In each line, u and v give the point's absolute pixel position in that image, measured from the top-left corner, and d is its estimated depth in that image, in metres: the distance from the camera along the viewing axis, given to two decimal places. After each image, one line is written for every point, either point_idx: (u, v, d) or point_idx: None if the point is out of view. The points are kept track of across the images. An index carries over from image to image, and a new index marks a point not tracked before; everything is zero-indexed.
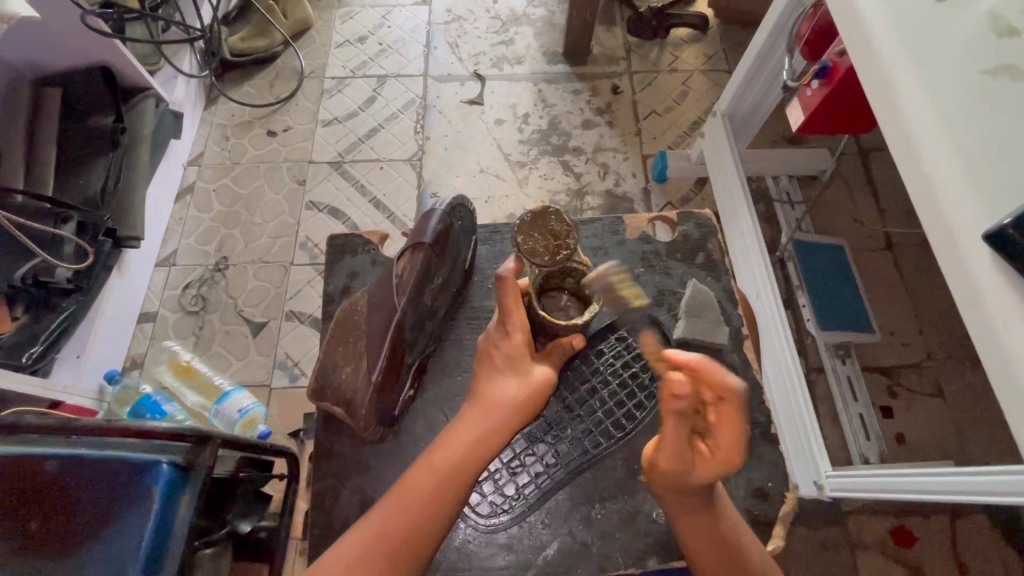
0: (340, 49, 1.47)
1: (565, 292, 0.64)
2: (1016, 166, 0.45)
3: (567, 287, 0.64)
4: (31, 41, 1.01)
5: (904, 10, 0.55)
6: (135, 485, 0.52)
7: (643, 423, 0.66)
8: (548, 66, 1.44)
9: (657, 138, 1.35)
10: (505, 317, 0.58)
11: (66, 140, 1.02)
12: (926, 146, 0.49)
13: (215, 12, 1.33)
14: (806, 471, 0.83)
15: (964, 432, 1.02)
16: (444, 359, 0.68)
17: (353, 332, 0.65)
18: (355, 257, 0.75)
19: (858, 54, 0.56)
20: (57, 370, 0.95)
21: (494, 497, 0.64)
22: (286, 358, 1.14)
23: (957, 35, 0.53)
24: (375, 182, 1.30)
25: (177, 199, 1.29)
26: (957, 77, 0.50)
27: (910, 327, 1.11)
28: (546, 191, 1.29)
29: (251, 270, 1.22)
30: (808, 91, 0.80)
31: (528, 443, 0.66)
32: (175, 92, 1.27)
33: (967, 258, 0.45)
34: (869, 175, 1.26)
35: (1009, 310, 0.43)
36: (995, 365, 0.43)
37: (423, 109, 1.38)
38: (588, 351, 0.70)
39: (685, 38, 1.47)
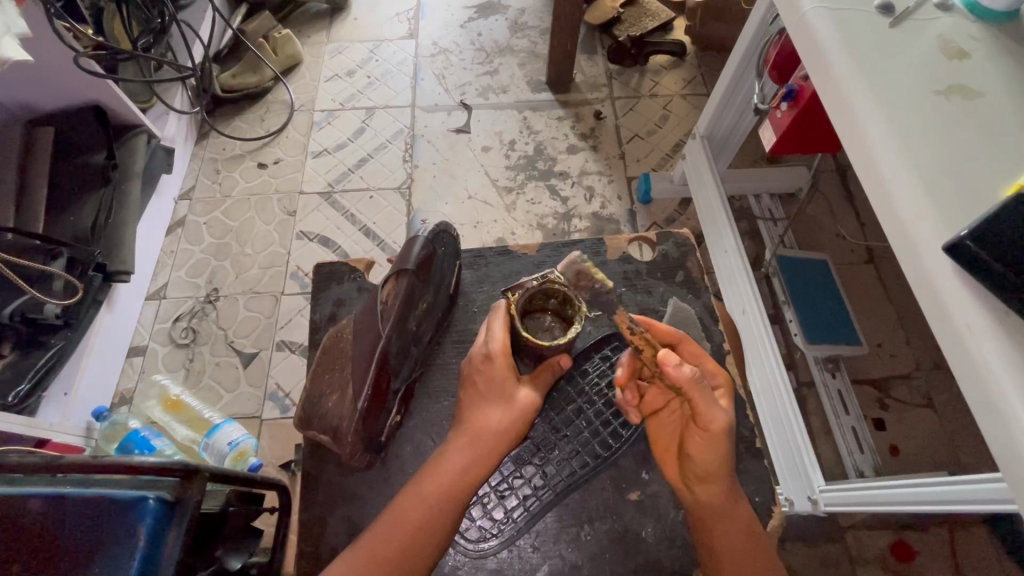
0: (330, 83, 1.51)
1: (548, 313, 0.65)
2: (968, 183, 0.48)
3: (550, 307, 0.65)
4: (23, 83, 1.04)
5: (860, 33, 0.58)
6: (123, 522, 0.52)
7: (630, 441, 0.66)
8: (533, 94, 1.48)
9: (640, 161, 1.38)
10: (488, 337, 0.60)
11: (55, 179, 1.03)
12: (886, 160, 0.51)
13: (206, 50, 1.36)
14: (800, 487, 0.83)
15: (956, 442, 1.03)
16: (430, 384, 0.69)
17: (340, 358, 0.64)
18: (341, 285, 0.75)
19: (819, 76, 0.59)
20: (43, 409, 0.94)
21: (483, 522, 0.63)
22: (277, 389, 1.13)
23: (912, 56, 0.56)
24: (364, 211, 1.32)
25: (167, 232, 1.30)
26: (913, 97, 0.53)
27: (897, 339, 1.13)
28: (533, 216, 1.31)
29: (242, 301, 1.22)
30: (778, 113, 0.84)
31: (515, 466, 0.66)
32: (167, 128, 1.29)
33: (929, 268, 0.47)
34: (848, 191, 1.30)
35: (975, 317, 0.44)
36: (963, 372, 0.44)
37: (411, 138, 1.42)
38: (574, 372, 0.70)
39: (664, 65, 1.53)
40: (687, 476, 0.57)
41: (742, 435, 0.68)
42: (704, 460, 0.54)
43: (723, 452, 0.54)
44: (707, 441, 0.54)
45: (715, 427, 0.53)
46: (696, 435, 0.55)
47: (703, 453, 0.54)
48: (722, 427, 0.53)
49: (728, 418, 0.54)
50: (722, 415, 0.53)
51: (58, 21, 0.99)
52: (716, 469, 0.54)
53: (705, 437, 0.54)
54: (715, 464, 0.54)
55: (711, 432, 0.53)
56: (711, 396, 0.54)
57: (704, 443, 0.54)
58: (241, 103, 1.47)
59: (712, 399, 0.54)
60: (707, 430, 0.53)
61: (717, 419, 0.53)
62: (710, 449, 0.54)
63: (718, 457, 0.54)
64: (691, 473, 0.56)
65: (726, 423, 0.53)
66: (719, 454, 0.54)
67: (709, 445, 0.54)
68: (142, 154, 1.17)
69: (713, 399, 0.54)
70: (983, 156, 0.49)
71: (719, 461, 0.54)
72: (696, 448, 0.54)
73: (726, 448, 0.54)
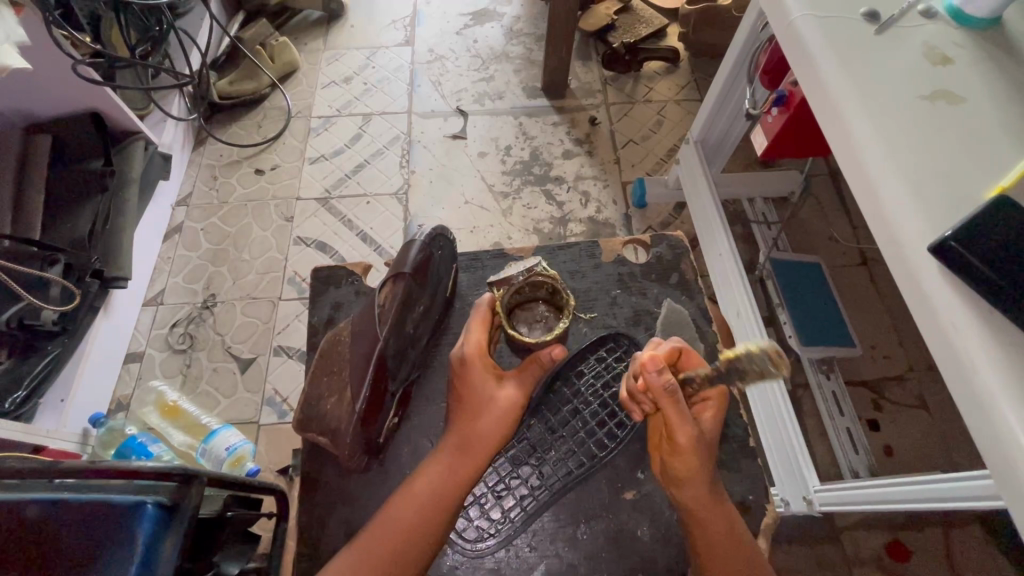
0: (327, 89, 1.52)
1: (540, 303, 0.67)
2: (953, 185, 0.49)
3: (541, 297, 0.67)
4: (21, 92, 1.04)
5: (846, 40, 0.59)
6: (121, 527, 0.53)
7: (626, 441, 0.67)
8: (527, 100, 1.49)
9: (635, 166, 1.39)
10: (465, 342, 0.60)
11: (53, 187, 1.04)
12: (873, 163, 0.52)
13: (204, 58, 1.37)
14: (795, 488, 0.83)
15: (949, 441, 1.04)
16: (428, 387, 0.69)
17: (338, 361, 0.64)
18: (340, 288, 0.76)
19: (806, 81, 0.60)
20: (39, 416, 0.94)
21: (481, 522, 0.64)
22: (274, 394, 1.13)
23: (898, 62, 0.57)
24: (361, 216, 1.33)
25: (164, 238, 1.30)
26: (899, 102, 0.54)
27: (890, 340, 1.14)
28: (529, 220, 1.32)
29: (239, 306, 1.23)
30: (769, 118, 0.85)
31: (512, 466, 0.66)
32: (164, 135, 1.30)
33: (915, 268, 0.48)
34: (839, 194, 1.31)
35: (960, 315, 0.45)
36: (950, 368, 0.45)
37: (407, 144, 1.43)
38: (570, 373, 0.71)
39: (658, 71, 1.54)
40: (667, 479, 0.58)
41: (737, 435, 0.69)
42: (679, 465, 0.55)
43: (695, 461, 0.55)
44: (675, 452, 0.55)
45: (680, 440, 0.54)
46: (667, 443, 0.56)
47: (677, 461, 0.55)
48: (688, 439, 0.54)
49: (697, 431, 0.55)
50: (688, 429, 0.54)
51: (57, 29, 1.00)
52: (693, 476, 0.55)
53: (674, 448, 0.55)
54: (689, 470, 0.55)
55: (677, 443, 0.55)
56: (685, 407, 0.55)
57: (673, 452, 0.56)
58: (238, 109, 1.48)
59: (685, 411, 0.55)
60: (674, 441, 0.55)
61: (682, 434, 0.54)
62: (682, 459, 0.55)
63: (687, 466, 0.55)
64: (670, 476, 0.57)
65: (691, 435, 0.54)
66: (690, 462, 0.55)
67: (680, 454, 0.55)
68: (140, 161, 1.18)
69: (684, 411, 0.55)
70: (967, 159, 0.50)
71: (694, 469, 0.55)
72: (670, 456, 0.56)
73: (699, 456, 0.55)
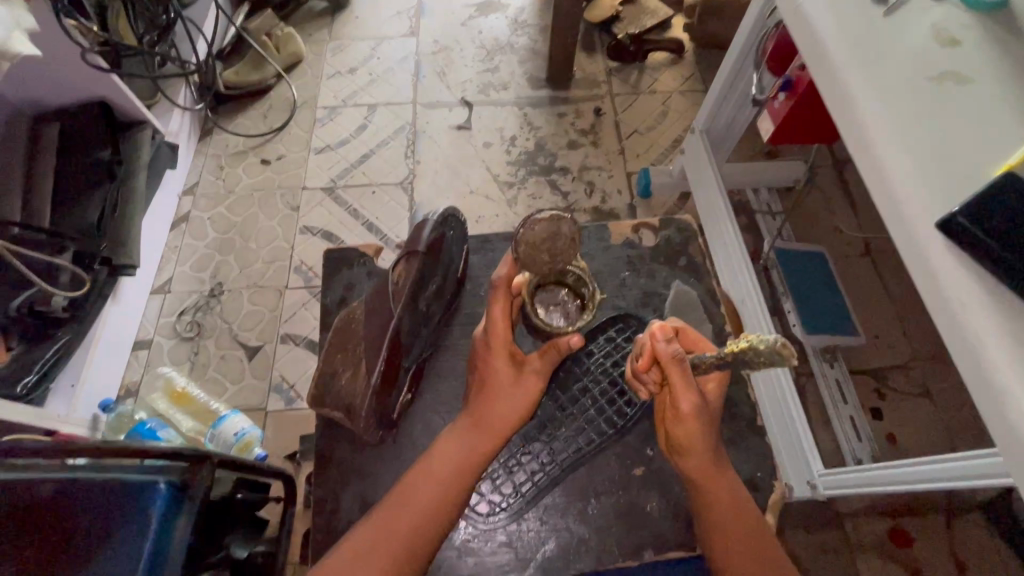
0: (332, 80, 1.52)
1: (563, 288, 0.65)
2: (960, 164, 0.50)
3: (566, 282, 0.64)
4: (32, 80, 1.05)
5: (855, 22, 0.59)
6: (134, 506, 0.54)
7: (636, 419, 0.67)
8: (532, 91, 1.50)
9: (640, 156, 1.40)
10: (489, 322, 0.60)
11: (62, 175, 1.05)
12: (880, 142, 0.52)
13: (210, 47, 1.37)
14: (799, 471, 0.84)
15: (952, 428, 1.05)
16: (439, 366, 0.70)
17: (352, 339, 0.65)
18: (351, 270, 0.76)
19: (814, 62, 0.60)
20: (50, 401, 0.95)
21: (493, 496, 0.65)
22: (282, 381, 1.14)
23: (907, 43, 0.58)
24: (367, 206, 1.34)
25: (171, 227, 1.31)
26: (907, 82, 0.55)
27: (894, 330, 1.14)
28: (534, 210, 1.32)
29: (246, 294, 1.24)
30: (776, 103, 0.86)
31: (523, 443, 0.67)
32: (171, 124, 1.30)
33: (923, 245, 0.48)
34: (844, 184, 1.32)
35: (965, 291, 0.45)
36: (954, 343, 0.46)
37: (413, 134, 1.43)
38: (580, 352, 0.72)
39: (663, 62, 1.54)
40: (670, 448, 0.59)
41: (745, 415, 0.69)
42: (684, 433, 0.56)
43: (699, 428, 0.56)
44: (679, 420, 0.56)
45: (684, 408, 0.55)
46: (671, 412, 0.57)
47: (684, 428, 0.56)
48: (693, 407, 0.55)
49: (701, 401, 0.56)
50: (693, 397, 0.55)
51: (65, 18, 1.01)
52: (697, 443, 0.56)
53: (677, 416, 0.56)
54: (694, 437, 0.56)
55: (681, 410, 0.55)
56: (691, 377, 0.56)
57: (676, 420, 0.56)
58: (244, 100, 1.48)
59: (691, 382, 0.56)
60: (677, 409, 0.56)
61: (687, 401, 0.55)
62: (688, 426, 0.56)
63: (690, 434, 0.56)
64: (674, 445, 0.58)
65: (696, 403, 0.55)
66: (696, 429, 0.56)
67: (686, 422, 0.56)
68: (147, 149, 1.18)
69: (691, 381, 0.56)
70: (974, 138, 0.51)
71: (698, 436, 0.56)
72: (674, 425, 0.57)
73: (703, 424, 0.56)
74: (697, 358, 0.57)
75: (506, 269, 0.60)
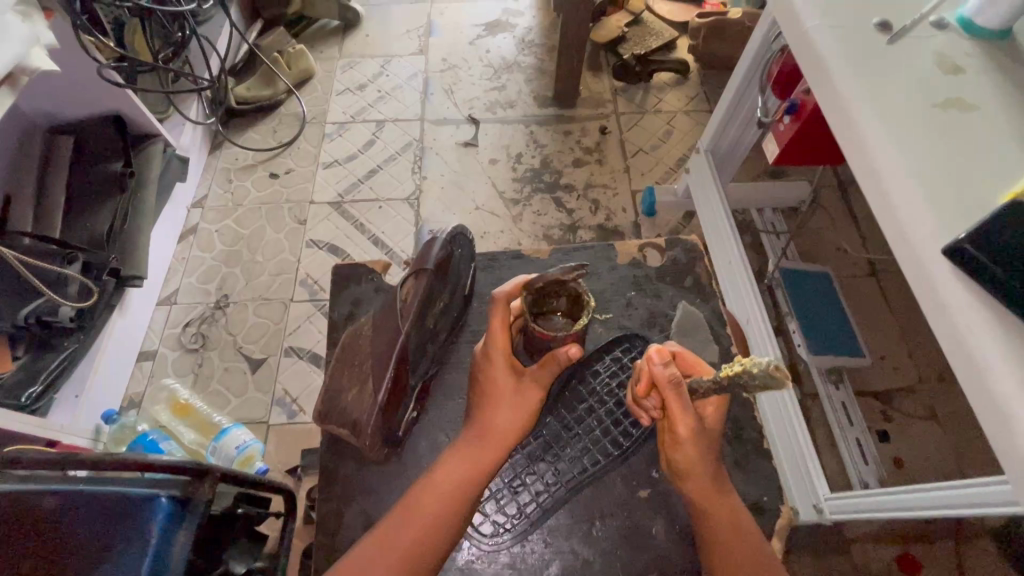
0: (341, 96, 1.55)
1: (558, 313, 0.62)
2: (965, 190, 0.50)
3: (559, 307, 0.62)
4: (47, 94, 1.08)
5: (858, 50, 0.60)
6: (135, 519, 0.54)
7: (642, 440, 0.67)
8: (539, 109, 1.52)
9: (645, 174, 1.41)
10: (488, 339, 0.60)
11: (74, 188, 1.07)
12: (885, 168, 0.53)
13: (223, 63, 1.39)
14: (805, 495, 0.83)
15: (959, 452, 1.03)
16: (445, 383, 0.70)
17: (359, 354, 0.65)
18: (358, 286, 0.77)
19: (820, 88, 0.61)
20: (54, 411, 0.95)
21: (497, 516, 0.64)
22: (285, 394, 1.14)
23: (910, 71, 0.58)
24: (373, 220, 1.35)
25: (180, 239, 1.32)
26: (910, 109, 0.55)
27: (900, 351, 1.14)
28: (539, 226, 1.33)
29: (252, 307, 1.24)
30: (781, 126, 0.87)
31: (528, 462, 0.67)
32: (182, 138, 1.32)
33: (929, 269, 0.48)
34: (849, 204, 1.32)
35: (973, 317, 0.45)
36: (963, 369, 0.46)
37: (420, 150, 1.45)
38: (586, 371, 0.72)
39: (667, 82, 1.56)
40: (671, 471, 0.59)
41: (751, 437, 0.69)
42: (683, 457, 0.56)
43: (698, 452, 0.56)
44: (677, 444, 0.56)
45: (682, 431, 0.55)
46: (668, 435, 0.57)
47: (682, 452, 0.56)
48: (689, 431, 0.55)
49: (698, 424, 0.55)
50: (691, 420, 0.55)
51: (85, 36, 1.04)
52: (697, 466, 0.56)
53: (676, 440, 0.56)
54: (693, 460, 0.56)
55: (680, 434, 0.55)
56: (688, 400, 0.55)
57: (674, 445, 0.56)
58: (255, 115, 1.51)
59: (688, 405, 0.55)
60: (676, 432, 0.55)
61: (684, 424, 0.55)
62: (686, 449, 0.56)
63: (689, 456, 0.56)
64: (674, 469, 0.58)
65: (693, 426, 0.55)
66: (695, 452, 0.56)
67: (684, 446, 0.56)
68: (159, 161, 1.20)
69: (688, 403, 0.55)
70: (978, 165, 0.51)
71: (697, 458, 0.56)
72: (673, 447, 0.57)
73: (702, 448, 0.56)
74: (695, 382, 0.57)
75: (510, 288, 0.60)
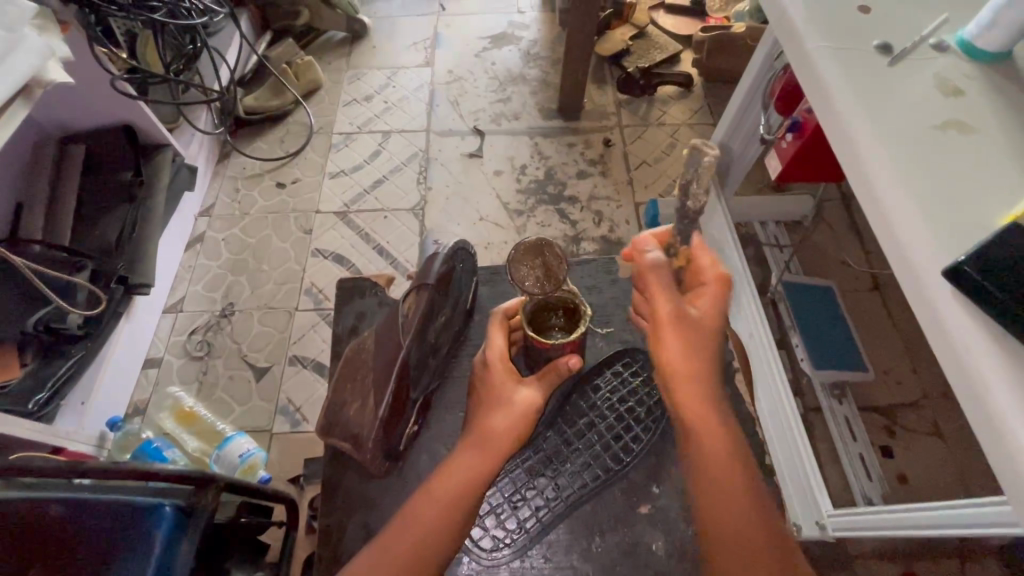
0: (348, 107, 1.57)
1: (557, 327, 0.64)
2: (966, 211, 0.50)
3: (557, 321, 0.64)
4: (60, 102, 1.10)
5: (859, 70, 0.61)
6: (139, 529, 0.55)
7: (641, 455, 0.67)
8: (544, 121, 1.53)
9: (648, 187, 1.41)
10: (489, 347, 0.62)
11: (84, 196, 1.09)
12: (887, 188, 0.53)
13: (232, 74, 1.41)
14: (807, 510, 0.83)
15: (963, 468, 1.03)
16: (447, 397, 0.70)
17: (361, 368, 0.66)
18: (363, 299, 0.78)
19: (821, 107, 0.62)
20: (61, 417, 0.96)
21: (496, 531, 0.64)
22: (288, 403, 1.15)
23: (910, 91, 0.59)
24: (378, 230, 1.36)
25: (187, 248, 1.34)
26: (910, 129, 0.56)
27: (903, 365, 1.14)
28: (543, 238, 1.34)
29: (257, 315, 1.25)
30: (784, 143, 0.87)
31: (528, 478, 0.67)
32: (191, 148, 1.34)
33: (928, 290, 0.49)
34: (852, 218, 1.33)
35: (973, 339, 0.46)
36: (964, 391, 0.46)
37: (425, 161, 1.46)
38: (586, 386, 0.72)
39: (672, 96, 1.58)
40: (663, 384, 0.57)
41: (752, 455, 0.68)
42: (671, 356, 0.55)
43: (684, 346, 0.55)
44: (664, 336, 0.56)
45: (666, 319, 0.55)
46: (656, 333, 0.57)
47: (669, 346, 0.55)
48: (669, 313, 0.55)
49: (683, 312, 0.56)
50: (674, 306, 0.55)
51: (97, 45, 1.05)
52: (683, 367, 0.55)
53: (663, 334, 0.56)
54: (679, 359, 0.55)
55: (666, 324, 0.55)
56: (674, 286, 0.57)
57: (661, 338, 0.56)
58: (262, 125, 1.53)
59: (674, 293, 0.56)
60: (661, 324, 0.55)
61: (667, 311, 0.55)
62: (671, 344, 0.55)
63: (674, 355, 0.55)
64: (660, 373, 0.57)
65: (677, 314, 0.55)
66: (681, 348, 0.55)
67: (671, 341, 0.55)
68: (168, 170, 1.22)
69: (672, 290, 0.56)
70: (978, 186, 0.52)
71: (683, 356, 0.55)
72: (661, 343, 0.56)
73: (690, 342, 0.55)
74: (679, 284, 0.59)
75: (510, 305, 0.65)
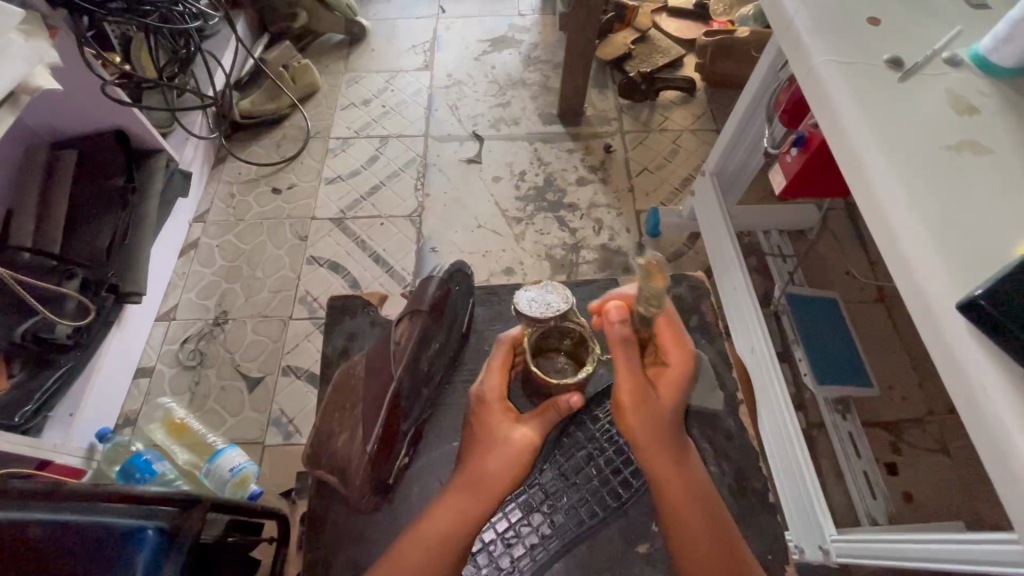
0: (345, 111, 1.55)
1: (562, 353, 0.63)
2: (982, 242, 0.48)
3: (563, 347, 0.63)
4: (50, 108, 1.08)
5: (869, 87, 0.58)
6: (120, 554, 0.51)
7: (640, 491, 0.65)
8: (544, 126, 1.51)
9: (650, 194, 1.39)
10: (484, 379, 0.61)
11: (75, 202, 1.07)
12: (899, 216, 0.50)
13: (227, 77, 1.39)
14: (810, 535, 0.80)
15: (970, 488, 1.00)
16: (440, 424, 0.68)
17: (350, 398, 0.63)
18: (354, 318, 0.76)
19: (829, 128, 0.59)
20: (47, 430, 0.94)
21: (489, 571, 0.62)
22: (281, 415, 1.13)
23: (923, 111, 0.56)
24: (375, 237, 1.34)
25: (180, 254, 1.32)
26: (923, 152, 0.54)
27: (909, 380, 1.11)
28: (542, 246, 1.32)
29: (250, 324, 1.23)
30: (788, 157, 0.85)
31: (523, 514, 0.65)
32: (185, 154, 1.32)
33: (941, 326, 0.46)
34: (857, 228, 1.30)
35: (990, 380, 0.43)
36: (980, 435, 0.43)
37: (423, 167, 1.44)
38: (584, 416, 0.70)
39: (674, 101, 1.55)
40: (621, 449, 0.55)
41: (755, 488, 0.66)
42: (653, 430, 0.55)
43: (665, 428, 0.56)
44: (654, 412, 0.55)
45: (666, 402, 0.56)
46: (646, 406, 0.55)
47: (656, 425, 0.55)
48: (634, 398, 0.54)
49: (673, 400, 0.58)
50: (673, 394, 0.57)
51: (86, 47, 1.03)
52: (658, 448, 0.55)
53: (655, 412, 0.55)
54: (658, 440, 0.55)
55: (664, 405, 0.56)
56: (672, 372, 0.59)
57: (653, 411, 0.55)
58: (258, 129, 1.50)
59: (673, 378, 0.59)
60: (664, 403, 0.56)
61: (670, 398, 0.57)
62: (655, 422, 0.55)
63: (663, 434, 0.55)
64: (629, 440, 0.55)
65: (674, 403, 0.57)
66: (664, 430, 0.56)
67: (655, 422, 0.55)
68: (161, 176, 1.19)
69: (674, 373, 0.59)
70: (994, 214, 0.49)
71: (663, 439, 0.55)
72: (652, 418, 0.55)
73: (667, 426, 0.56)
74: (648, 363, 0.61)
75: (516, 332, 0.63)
